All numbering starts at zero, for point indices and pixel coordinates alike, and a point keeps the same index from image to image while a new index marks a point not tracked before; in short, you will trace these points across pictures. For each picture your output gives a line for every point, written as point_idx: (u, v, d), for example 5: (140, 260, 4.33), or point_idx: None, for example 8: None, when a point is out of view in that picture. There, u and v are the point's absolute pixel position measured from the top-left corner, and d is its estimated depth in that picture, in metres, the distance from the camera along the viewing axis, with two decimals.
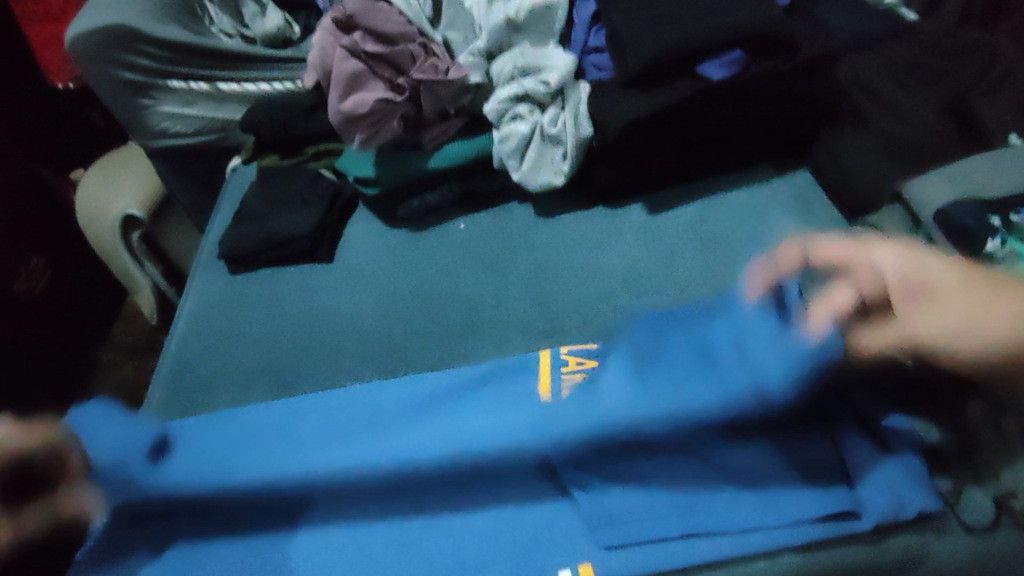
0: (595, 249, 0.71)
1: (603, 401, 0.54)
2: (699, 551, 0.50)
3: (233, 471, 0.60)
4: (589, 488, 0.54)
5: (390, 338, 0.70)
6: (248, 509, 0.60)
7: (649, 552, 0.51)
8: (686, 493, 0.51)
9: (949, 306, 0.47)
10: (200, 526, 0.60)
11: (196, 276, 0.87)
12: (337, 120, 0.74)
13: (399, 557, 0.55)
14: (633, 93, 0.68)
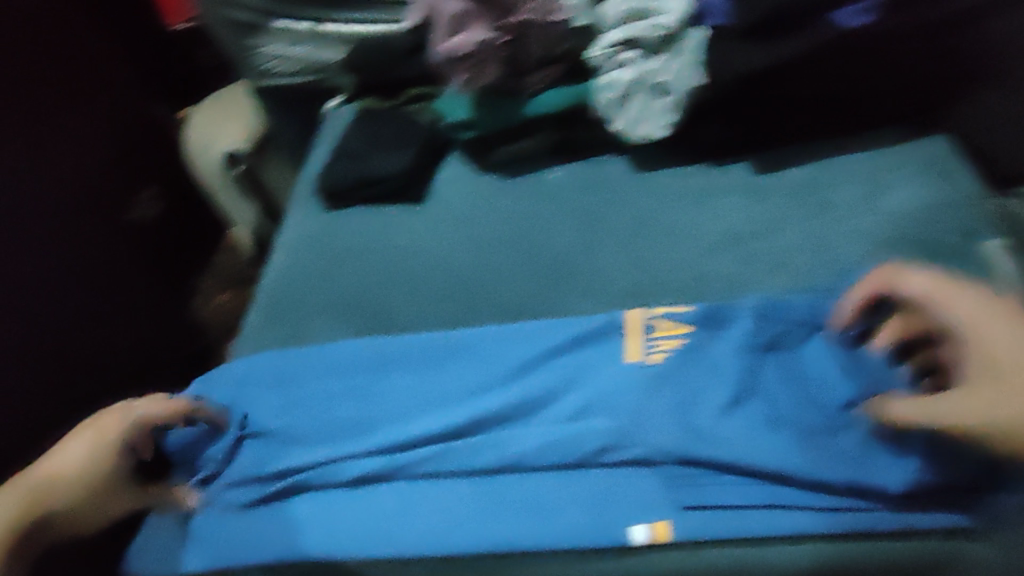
0: (699, 207, 0.68)
1: (693, 373, 0.54)
2: (786, 517, 0.48)
3: (326, 401, 0.63)
4: (663, 431, 0.52)
5: (478, 282, 0.71)
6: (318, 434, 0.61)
7: (732, 512, 0.49)
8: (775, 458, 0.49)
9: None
10: (279, 441, 0.62)
11: (295, 209, 0.90)
12: (442, 58, 0.74)
13: (472, 489, 0.54)
14: (752, 43, 0.64)
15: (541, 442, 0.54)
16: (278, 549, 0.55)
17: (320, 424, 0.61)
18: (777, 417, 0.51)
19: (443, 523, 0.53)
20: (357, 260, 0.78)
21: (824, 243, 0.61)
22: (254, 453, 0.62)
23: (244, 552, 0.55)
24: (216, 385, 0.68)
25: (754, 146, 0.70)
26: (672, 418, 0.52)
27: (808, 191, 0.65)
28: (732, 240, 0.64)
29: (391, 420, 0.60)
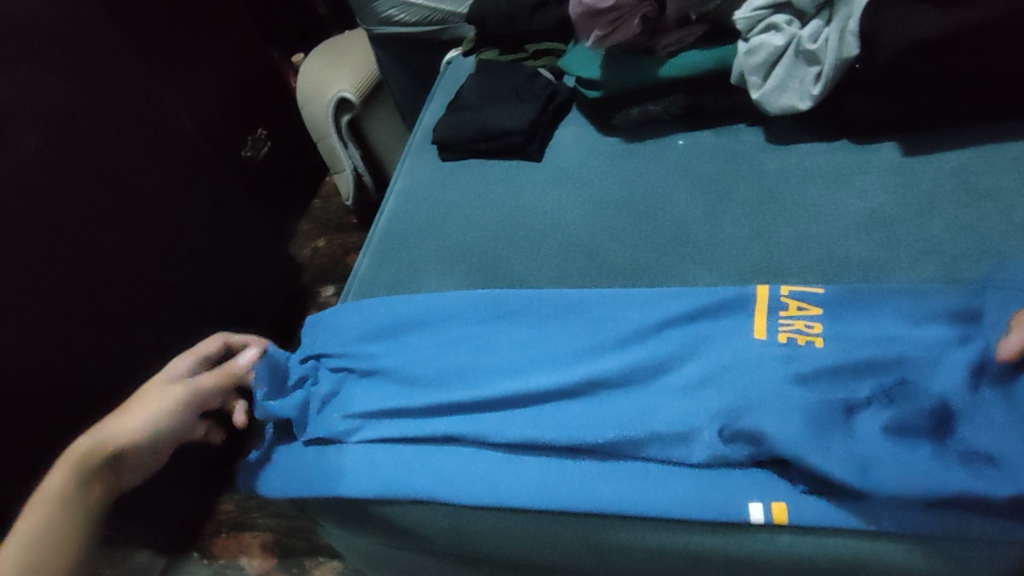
0: (835, 187, 0.65)
1: (821, 357, 0.52)
2: (917, 516, 0.45)
3: (439, 346, 0.65)
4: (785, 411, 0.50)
5: (592, 244, 0.70)
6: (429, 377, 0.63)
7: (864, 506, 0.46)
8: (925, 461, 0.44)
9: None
10: (391, 378, 0.64)
11: (410, 157, 0.92)
12: (578, 13, 0.72)
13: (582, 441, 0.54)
14: (923, 10, 0.59)
15: (657, 407, 0.54)
16: (386, 480, 0.58)
17: (433, 367, 0.63)
18: (920, 399, 0.47)
19: (554, 475, 0.54)
20: (470, 211, 0.79)
21: (976, 234, 0.57)
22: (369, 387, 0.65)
23: (361, 482, 0.59)
24: (333, 321, 0.71)
25: (902, 126, 0.66)
26: (796, 393, 0.50)
27: (965, 179, 0.61)
28: (872, 224, 0.61)
29: (504, 370, 0.61)
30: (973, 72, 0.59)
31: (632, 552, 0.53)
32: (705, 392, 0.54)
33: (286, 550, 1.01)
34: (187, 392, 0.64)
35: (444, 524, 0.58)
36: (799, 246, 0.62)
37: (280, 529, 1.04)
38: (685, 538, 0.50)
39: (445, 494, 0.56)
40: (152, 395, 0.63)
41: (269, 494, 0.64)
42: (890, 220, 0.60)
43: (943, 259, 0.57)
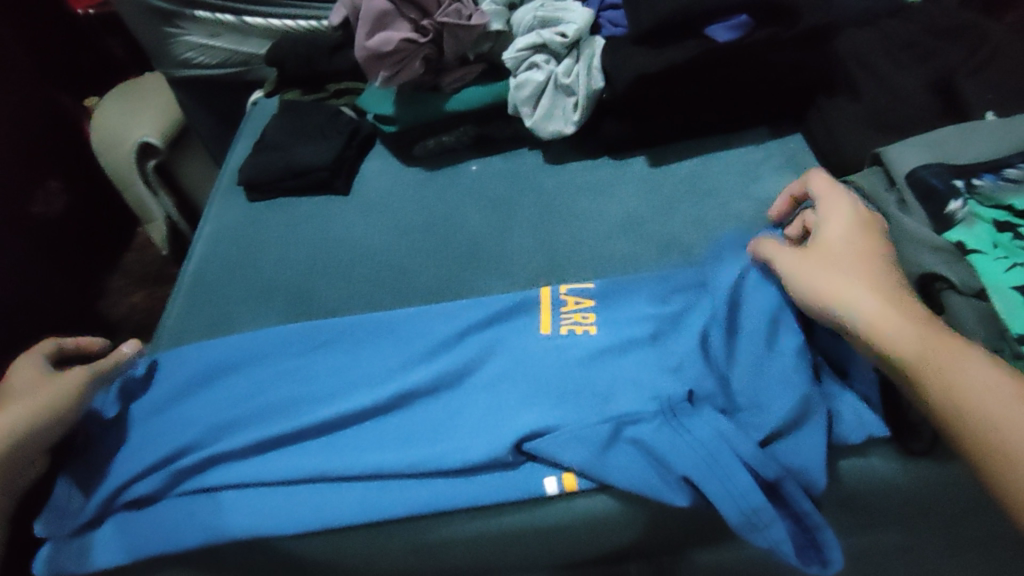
0: (598, 197, 0.76)
1: (591, 343, 0.62)
2: (666, 475, 0.52)
3: (253, 386, 0.67)
4: (566, 389, 0.59)
5: (400, 266, 0.76)
6: (248, 412, 0.64)
7: (632, 471, 0.53)
8: (669, 429, 0.53)
9: (877, 305, 0.48)
10: (203, 424, 0.64)
11: (217, 200, 0.92)
12: (363, 56, 0.78)
13: (393, 456, 0.58)
14: (644, 48, 0.72)
15: (460, 412, 0.60)
16: (205, 528, 0.57)
17: (248, 407, 0.65)
18: (661, 374, 0.57)
19: (372, 490, 0.57)
20: (285, 247, 0.82)
21: (704, 225, 0.71)
22: (175, 435, 0.64)
23: (177, 535, 0.58)
24: (144, 374, 0.70)
25: (648, 142, 0.79)
26: (576, 374, 0.60)
27: (693, 183, 0.75)
28: (631, 226, 0.73)
29: (317, 400, 0.64)
30: (689, 96, 0.73)
31: (457, 544, 0.57)
32: (504, 388, 0.61)
33: None
34: (80, 378, 0.64)
35: (278, 558, 0.58)
36: (576, 251, 0.72)
37: None
38: (495, 522, 0.56)
39: (267, 529, 0.56)
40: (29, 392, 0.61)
41: (82, 569, 0.59)
42: (645, 223, 0.72)
43: (682, 246, 0.69)
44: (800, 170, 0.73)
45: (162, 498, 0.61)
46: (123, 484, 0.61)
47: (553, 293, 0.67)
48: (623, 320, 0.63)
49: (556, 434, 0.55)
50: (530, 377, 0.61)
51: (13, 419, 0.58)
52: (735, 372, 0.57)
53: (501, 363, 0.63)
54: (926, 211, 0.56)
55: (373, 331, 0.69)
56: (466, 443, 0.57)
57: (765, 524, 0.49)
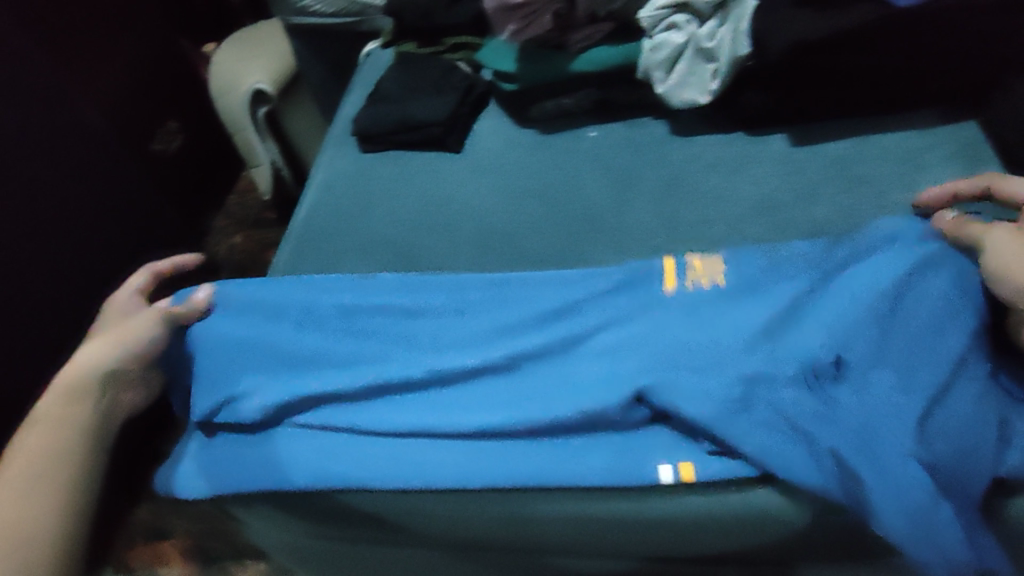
0: (733, 174, 0.70)
1: (721, 305, 0.58)
2: (807, 449, 0.48)
3: (361, 325, 0.66)
4: (694, 343, 0.55)
5: (509, 230, 0.73)
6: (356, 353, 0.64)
7: (773, 454, 0.48)
8: (815, 414, 0.49)
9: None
10: (310, 359, 0.64)
11: (329, 148, 0.91)
12: (492, 7, 0.75)
13: (506, 404, 0.57)
14: (805, 11, 0.64)
15: (574, 369, 0.58)
16: (311, 471, 0.57)
17: (358, 343, 0.64)
18: (803, 343, 0.52)
19: (477, 439, 0.56)
20: (399, 199, 0.81)
21: (850, 215, 0.63)
22: (278, 378, 0.64)
23: (280, 468, 0.58)
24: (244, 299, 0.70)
25: (791, 119, 0.71)
26: (704, 330, 0.56)
27: (844, 167, 0.67)
28: (764, 208, 0.66)
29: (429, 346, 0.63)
30: (849, 68, 0.65)
31: (551, 524, 0.55)
32: (625, 343, 0.58)
33: (206, 553, 0.99)
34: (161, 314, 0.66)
35: (371, 510, 0.58)
36: (703, 230, 0.67)
37: (197, 532, 1.02)
38: (597, 508, 0.53)
39: (373, 481, 0.56)
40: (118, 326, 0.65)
41: (184, 494, 0.61)
42: (782, 205, 0.66)
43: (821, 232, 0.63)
44: (973, 164, 0.64)
45: (273, 426, 0.62)
46: (237, 399, 0.63)
47: (678, 260, 0.62)
48: (759, 287, 0.58)
49: (679, 388, 0.52)
50: (654, 333, 0.57)
51: (99, 350, 0.62)
52: (889, 351, 0.51)
53: (620, 319, 0.60)
54: None
55: (487, 283, 0.66)
56: (583, 394, 0.55)
57: (918, 525, 0.45)
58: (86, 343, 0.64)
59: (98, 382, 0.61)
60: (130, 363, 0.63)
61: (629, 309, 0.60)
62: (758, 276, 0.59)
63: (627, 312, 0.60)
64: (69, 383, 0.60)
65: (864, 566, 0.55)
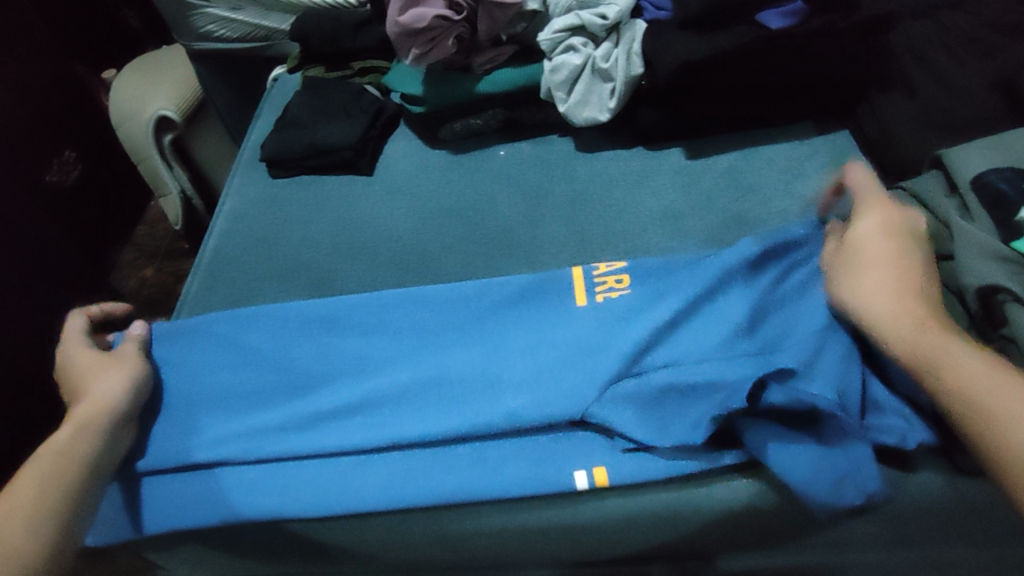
0: (634, 187, 0.73)
1: (626, 302, 0.61)
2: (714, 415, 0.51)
3: (276, 353, 0.65)
4: (598, 349, 0.59)
5: (424, 251, 0.74)
6: (271, 382, 0.64)
7: (669, 421, 0.53)
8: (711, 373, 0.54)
9: (926, 333, 0.48)
10: (231, 395, 0.64)
11: (238, 175, 0.90)
12: (394, 33, 0.75)
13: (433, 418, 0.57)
14: (691, 34, 0.69)
15: (503, 374, 0.59)
16: (236, 504, 0.56)
17: (283, 374, 0.64)
18: (703, 330, 0.57)
19: (401, 458, 0.57)
20: (308, 222, 0.81)
21: (740, 222, 0.68)
22: (196, 420, 0.62)
23: (198, 504, 0.57)
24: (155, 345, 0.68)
25: (685, 132, 0.76)
26: (611, 333, 0.60)
27: (733, 176, 0.72)
28: (665, 218, 0.70)
29: (355, 370, 0.63)
30: (733, 84, 0.70)
31: (477, 537, 0.55)
32: (539, 345, 0.61)
33: None
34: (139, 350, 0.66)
35: (291, 542, 0.57)
36: (604, 238, 0.70)
37: None
38: (521, 516, 0.54)
39: (295, 511, 0.55)
40: (103, 367, 0.62)
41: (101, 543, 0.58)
42: (680, 215, 0.70)
43: (712, 236, 0.67)
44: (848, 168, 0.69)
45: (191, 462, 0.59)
46: (157, 435, 0.62)
47: (586, 277, 0.64)
48: (652, 284, 0.62)
49: (612, 401, 0.55)
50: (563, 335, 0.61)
51: (103, 393, 0.59)
52: (769, 326, 0.56)
53: (531, 324, 0.63)
54: (993, 216, 0.51)
55: (403, 296, 0.67)
56: (507, 404, 0.57)
57: (782, 434, 0.49)
58: (81, 389, 0.60)
59: (109, 426, 0.58)
60: (94, 436, 0.56)
61: (537, 313, 0.63)
62: (653, 273, 0.63)
63: (537, 317, 0.63)
64: (87, 421, 0.56)
65: (776, 550, 0.58)
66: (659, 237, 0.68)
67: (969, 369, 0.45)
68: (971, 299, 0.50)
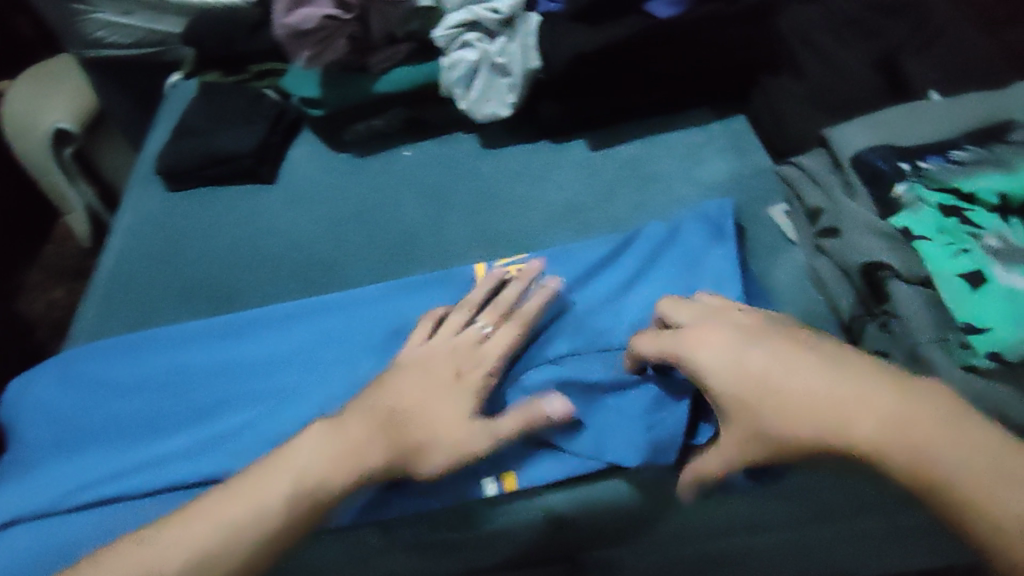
0: (537, 182, 0.73)
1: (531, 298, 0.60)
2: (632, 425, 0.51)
3: (173, 381, 0.62)
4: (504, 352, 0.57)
5: (328, 259, 0.71)
6: (166, 412, 0.60)
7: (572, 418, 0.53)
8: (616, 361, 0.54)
9: (845, 427, 0.42)
10: (128, 424, 0.61)
11: (133, 190, 0.86)
12: (282, 33, 0.74)
13: None
14: (582, 25, 0.69)
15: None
16: None
17: (183, 398, 0.61)
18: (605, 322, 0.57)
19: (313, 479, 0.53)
20: (209, 236, 0.77)
21: (643, 213, 0.68)
22: (91, 455, 0.59)
23: (98, 538, 0.54)
24: (34, 400, 0.64)
25: (588, 124, 0.76)
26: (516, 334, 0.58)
27: (635, 166, 0.72)
28: (569, 212, 0.69)
29: (257, 390, 0.60)
30: (627, 75, 0.70)
31: (391, 551, 0.54)
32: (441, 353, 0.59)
33: None
34: None
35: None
36: (504, 235, 0.69)
37: None
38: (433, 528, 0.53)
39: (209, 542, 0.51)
40: None
41: None
42: (587, 211, 0.69)
43: (608, 225, 0.68)
44: (743, 152, 0.71)
45: (81, 504, 0.55)
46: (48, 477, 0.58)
47: (488, 271, 0.63)
48: (546, 279, 0.61)
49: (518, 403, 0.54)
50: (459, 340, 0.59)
51: None
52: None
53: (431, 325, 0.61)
54: (873, 194, 0.51)
55: (305, 309, 0.64)
56: None
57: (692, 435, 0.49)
58: None
59: None
60: None
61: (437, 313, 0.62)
62: (547, 265, 0.62)
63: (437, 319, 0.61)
64: None
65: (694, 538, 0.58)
66: (565, 227, 0.68)
67: (986, 451, 0.39)
68: (857, 276, 0.51)
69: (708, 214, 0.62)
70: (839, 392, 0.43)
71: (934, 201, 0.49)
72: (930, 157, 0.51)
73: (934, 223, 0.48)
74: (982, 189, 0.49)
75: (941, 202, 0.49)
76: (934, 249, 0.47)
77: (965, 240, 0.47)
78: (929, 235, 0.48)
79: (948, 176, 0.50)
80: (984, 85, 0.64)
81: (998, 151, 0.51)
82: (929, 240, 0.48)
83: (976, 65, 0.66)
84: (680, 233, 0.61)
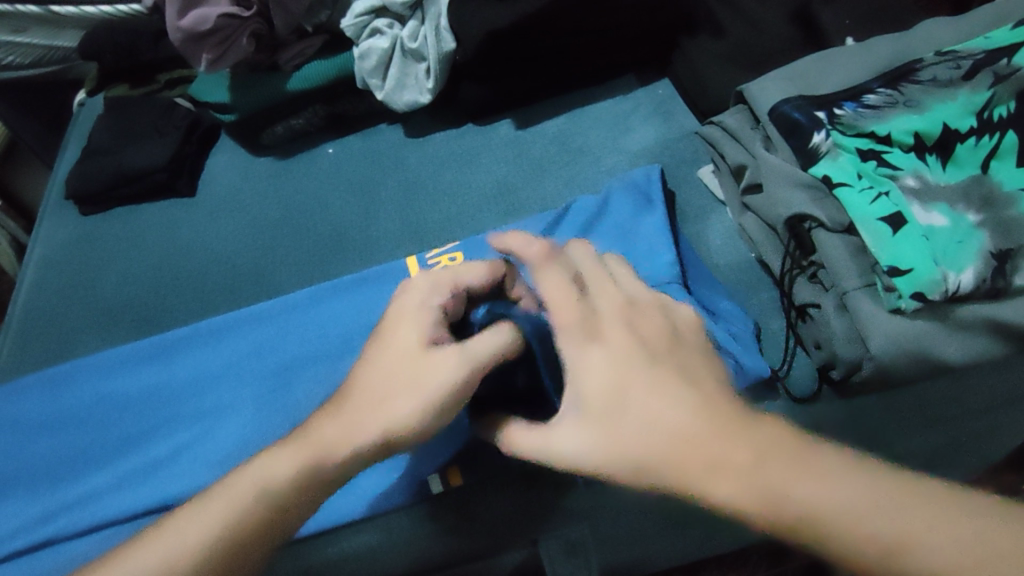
0: (466, 166, 0.71)
1: None
2: None
3: (101, 412, 0.59)
4: None
5: (256, 268, 0.69)
6: (95, 445, 0.57)
7: None
8: None
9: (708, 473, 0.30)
10: (54, 465, 0.57)
11: (45, 217, 0.81)
12: (177, 38, 0.68)
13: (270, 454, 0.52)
14: (492, 1, 0.66)
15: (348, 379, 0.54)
16: None
17: (112, 429, 0.58)
18: None
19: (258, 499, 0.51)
20: (130, 257, 0.74)
21: (574, 187, 0.67)
22: (15, 503, 0.55)
23: None
24: None
25: (512, 103, 0.74)
26: None
27: (562, 142, 0.70)
28: (501, 195, 0.68)
29: (191, 414, 0.57)
30: (544, 49, 0.68)
31: None
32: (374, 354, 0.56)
33: None
34: None
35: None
36: (436, 224, 0.67)
37: None
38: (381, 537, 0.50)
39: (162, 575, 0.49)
40: None
41: None
42: (517, 190, 0.68)
43: (538, 203, 0.67)
44: (668, 117, 0.70)
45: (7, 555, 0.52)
46: None
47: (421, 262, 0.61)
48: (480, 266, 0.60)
49: None
50: None
51: None
52: None
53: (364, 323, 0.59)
54: (794, 146, 0.52)
55: (235, 321, 0.62)
56: None
57: None
58: None
59: None
60: None
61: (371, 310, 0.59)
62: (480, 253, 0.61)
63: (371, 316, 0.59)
64: None
65: None
66: (496, 210, 0.67)
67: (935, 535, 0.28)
68: (784, 232, 0.52)
69: (638, 182, 0.61)
70: (668, 439, 0.31)
71: (852, 146, 0.49)
72: (846, 103, 0.51)
73: (850, 169, 0.48)
74: (896, 130, 0.49)
75: (858, 147, 0.49)
76: (854, 196, 0.47)
77: (883, 183, 0.48)
78: (849, 181, 0.48)
79: (864, 122, 0.50)
80: (896, 27, 0.64)
81: (908, 92, 0.51)
82: (849, 185, 0.48)
83: (887, 8, 0.66)
84: (612, 202, 0.60)
